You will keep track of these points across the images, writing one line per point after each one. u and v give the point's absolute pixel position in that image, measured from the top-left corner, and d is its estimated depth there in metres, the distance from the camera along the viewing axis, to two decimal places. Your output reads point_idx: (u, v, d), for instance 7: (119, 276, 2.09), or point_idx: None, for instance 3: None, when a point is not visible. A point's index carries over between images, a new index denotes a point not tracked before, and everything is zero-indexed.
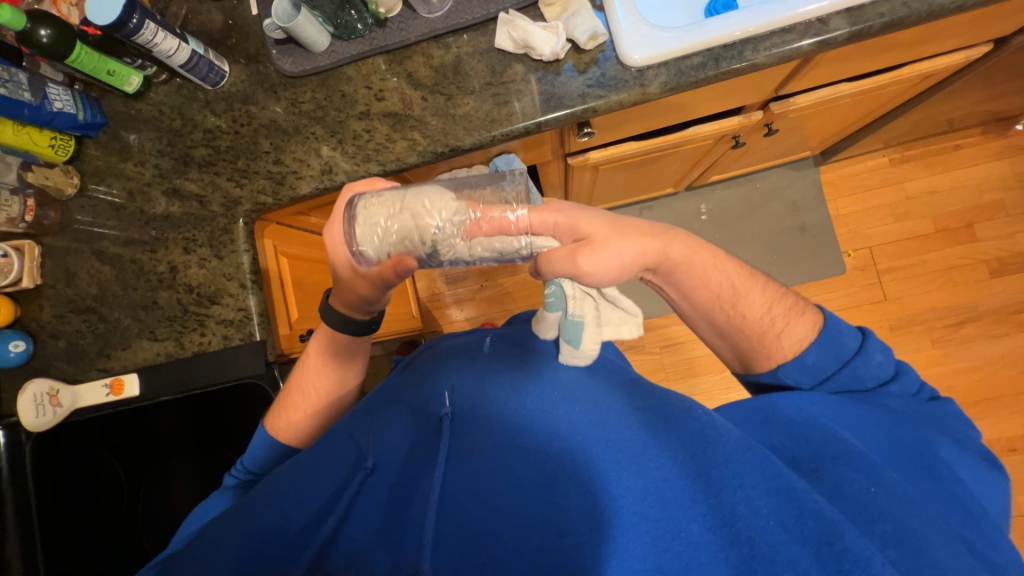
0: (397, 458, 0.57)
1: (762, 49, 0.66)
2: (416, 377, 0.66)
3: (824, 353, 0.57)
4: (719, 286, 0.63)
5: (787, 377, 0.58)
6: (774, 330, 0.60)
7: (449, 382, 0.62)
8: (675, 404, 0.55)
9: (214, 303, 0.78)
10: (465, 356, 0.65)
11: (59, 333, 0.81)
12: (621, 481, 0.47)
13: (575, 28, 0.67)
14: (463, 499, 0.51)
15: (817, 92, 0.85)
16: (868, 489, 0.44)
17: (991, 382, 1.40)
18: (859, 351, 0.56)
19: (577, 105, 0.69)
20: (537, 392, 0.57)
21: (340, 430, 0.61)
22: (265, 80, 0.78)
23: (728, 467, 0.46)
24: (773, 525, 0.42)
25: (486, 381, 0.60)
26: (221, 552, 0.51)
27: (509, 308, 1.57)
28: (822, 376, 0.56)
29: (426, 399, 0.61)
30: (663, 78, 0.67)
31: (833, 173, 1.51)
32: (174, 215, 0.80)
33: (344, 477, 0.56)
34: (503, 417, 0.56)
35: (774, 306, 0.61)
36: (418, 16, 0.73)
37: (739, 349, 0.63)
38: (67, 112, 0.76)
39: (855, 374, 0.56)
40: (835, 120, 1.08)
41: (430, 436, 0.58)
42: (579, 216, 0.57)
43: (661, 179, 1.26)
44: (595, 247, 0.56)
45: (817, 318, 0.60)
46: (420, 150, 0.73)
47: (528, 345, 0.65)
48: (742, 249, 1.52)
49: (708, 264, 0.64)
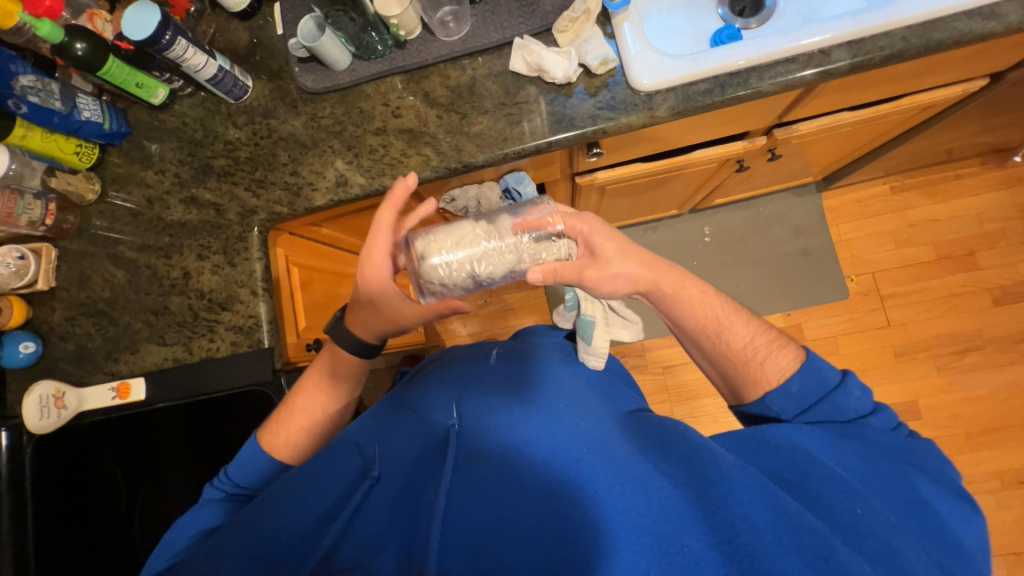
0: (400, 469, 0.56)
1: (767, 78, 0.68)
2: (420, 390, 0.66)
3: (805, 383, 0.58)
4: (708, 309, 0.66)
5: (772, 405, 0.59)
6: (758, 359, 0.61)
7: (456, 394, 0.62)
8: (671, 429, 0.55)
9: (225, 309, 0.79)
10: (469, 372, 0.65)
11: (69, 336, 0.82)
12: (622, 497, 0.48)
13: (587, 54, 0.70)
14: (467, 507, 0.50)
15: (819, 120, 0.88)
16: (855, 512, 0.45)
17: (997, 412, 1.39)
18: (839, 385, 0.57)
19: (587, 126, 0.71)
20: (542, 405, 0.58)
21: (346, 440, 0.61)
22: (286, 95, 0.81)
23: (726, 487, 0.46)
24: (772, 539, 0.43)
25: (494, 393, 0.60)
26: (227, 558, 0.52)
27: (513, 324, 1.58)
28: (805, 405, 0.57)
29: (433, 409, 0.62)
30: (670, 103, 0.70)
31: (834, 200, 1.53)
32: (191, 223, 0.82)
33: (346, 485, 0.56)
34: (510, 428, 0.56)
35: (757, 335, 0.64)
36: (436, 39, 0.76)
37: (727, 376, 0.65)
38: (94, 121, 0.78)
39: (827, 409, 0.56)
40: (836, 148, 1.10)
41: (434, 446, 0.58)
42: (600, 232, 0.65)
43: (665, 201, 1.28)
44: (601, 264, 0.64)
45: (800, 353, 0.61)
46: (434, 165, 0.75)
47: (532, 360, 0.65)
48: (746, 272, 1.53)
49: (696, 293, 0.66)
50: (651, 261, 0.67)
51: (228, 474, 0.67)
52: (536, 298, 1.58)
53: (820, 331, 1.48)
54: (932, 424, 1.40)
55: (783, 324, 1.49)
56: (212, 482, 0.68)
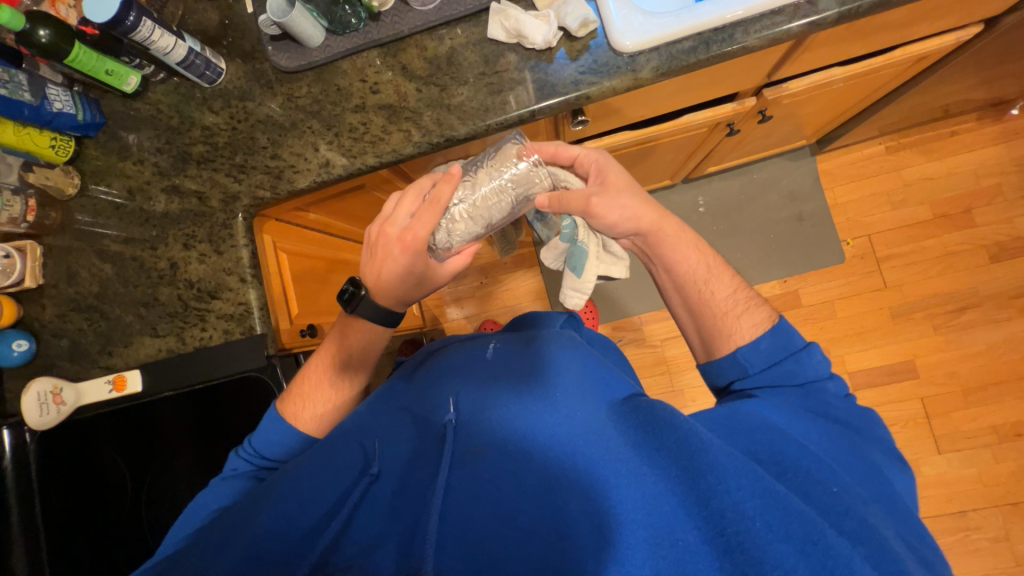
0: (398, 466, 0.56)
1: (752, 32, 0.66)
2: (418, 384, 0.66)
3: (774, 343, 0.58)
4: (699, 262, 0.67)
5: (741, 356, 0.59)
6: (734, 312, 0.63)
7: (453, 390, 0.62)
8: (658, 409, 0.53)
9: (215, 298, 0.79)
10: (466, 364, 0.66)
11: (61, 333, 0.82)
12: (618, 489, 0.47)
13: (566, 16, 0.67)
14: (465, 503, 0.51)
15: (810, 77, 0.85)
16: (831, 489, 0.45)
17: (994, 367, 1.39)
18: (803, 349, 0.58)
19: (570, 92, 0.69)
20: (536, 392, 0.57)
21: (337, 439, 0.61)
22: (261, 76, 0.78)
23: (714, 475, 0.45)
24: (761, 525, 0.42)
25: (488, 390, 0.60)
26: (224, 556, 0.52)
27: (510, 304, 1.58)
28: (771, 362, 0.58)
29: (427, 403, 0.62)
30: (654, 63, 0.68)
31: (830, 162, 1.51)
32: (174, 212, 0.81)
33: (347, 484, 0.56)
34: (506, 420, 0.56)
35: (737, 293, 0.65)
36: (411, 9, 0.73)
37: (699, 326, 0.66)
38: (67, 112, 0.77)
39: (789, 367, 0.57)
40: (828, 107, 1.08)
41: (431, 442, 0.58)
42: (609, 168, 0.69)
43: (657, 171, 1.27)
44: (608, 195, 0.66)
45: (772, 316, 0.62)
46: (416, 141, 0.73)
47: (527, 350, 0.64)
48: (741, 239, 1.53)
49: (691, 240, 0.68)
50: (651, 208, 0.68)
51: (254, 448, 0.69)
52: (531, 276, 1.58)
53: (815, 296, 1.48)
54: (929, 382, 1.41)
55: (779, 290, 1.50)
56: (237, 455, 0.70)
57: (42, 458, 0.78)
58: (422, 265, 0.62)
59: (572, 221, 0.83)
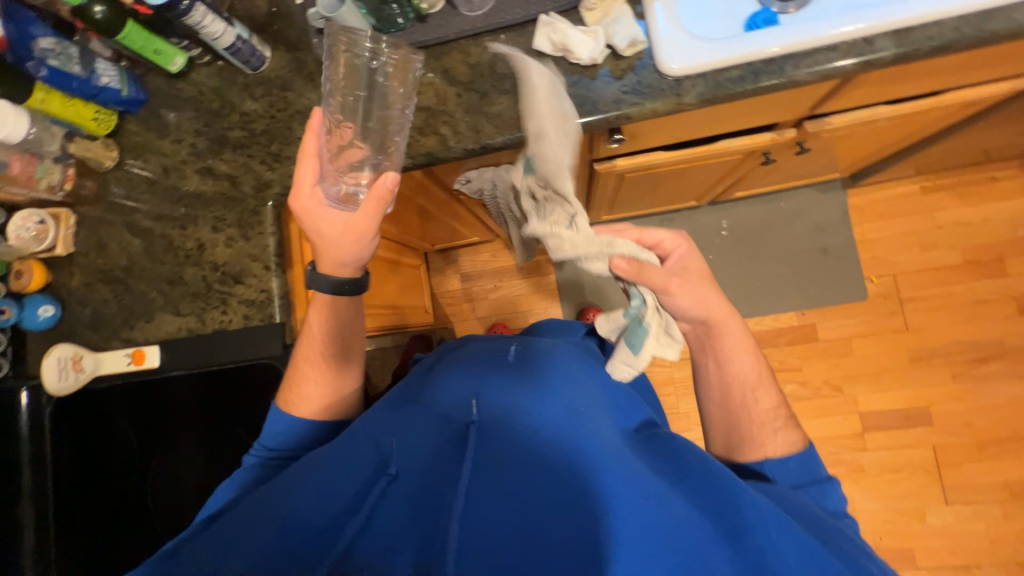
0: (416, 466, 0.56)
1: (803, 66, 0.65)
2: (436, 381, 0.66)
3: (800, 466, 0.65)
4: (751, 373, 0.72)
5: (767, 467, 0.65)
6: (771, 427, 0.68)
7: (474, 391, 0.62)
8: (686, 449, 0.58)
9: (238, 283, 0.80)
10: (487, 366, 0.66)
11: (86, 301, 0.83)
12: (647, 510, 0.49)
13: (614, 35, 0.67)
14: (487, 509, 0.51)
15: (854, 114, 0.84)
16: (863, 561, 0.49)
17: (1013, 423, 1.36)
18: (828, 480, 0.64)
19: (611, 111, 0.68)
20: (565, 408, 0.59)
21: (363, 431, 0.61)
22: (304, 68, 0.79)
23: (751, 515, 0.49)
24: (795, 568, 0.46)
25: (511, 397, 0.60)
26: (249, 543, 0.52)
27: (522, 310, 1.58)
28: (796, 482, 0.64)
29: (448, 401, 0.62)
30: (699, 90, 0.67)
31: (861, 197, 1.48)
32: (206, 193, 0.82)
33: (366, 480, 0.56)
34: (530, 429, 0.56)
35: (778, 411, 0.70)
36: (459, 14, 0.74)
37: (731, 430, 0.71)
38: (112, 87, 0.78)
39: (812, 493, 0.63)
40: (867, 143, 1.06)
41: (451, 441, 0.57)
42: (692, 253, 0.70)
43: (684, 192, 1.25)
44: (683, 283, 0.68)
45: (802, 439, 0.67)
46: (451, 145, 0.73)
47: (551, 364, 0.66)
48: (762, 267, 1.51)
49: (747, 348, 0.73)
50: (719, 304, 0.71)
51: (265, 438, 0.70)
52: (546, 284, 1.57)
53: (833, 331, 1.46)
54: (942, 431, 1.38)
55: (796, 322, 1.47)
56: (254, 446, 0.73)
57: (53, 434, 0.80)
58: (324, 224, 0.63)
59: (641, 292, 0.65)
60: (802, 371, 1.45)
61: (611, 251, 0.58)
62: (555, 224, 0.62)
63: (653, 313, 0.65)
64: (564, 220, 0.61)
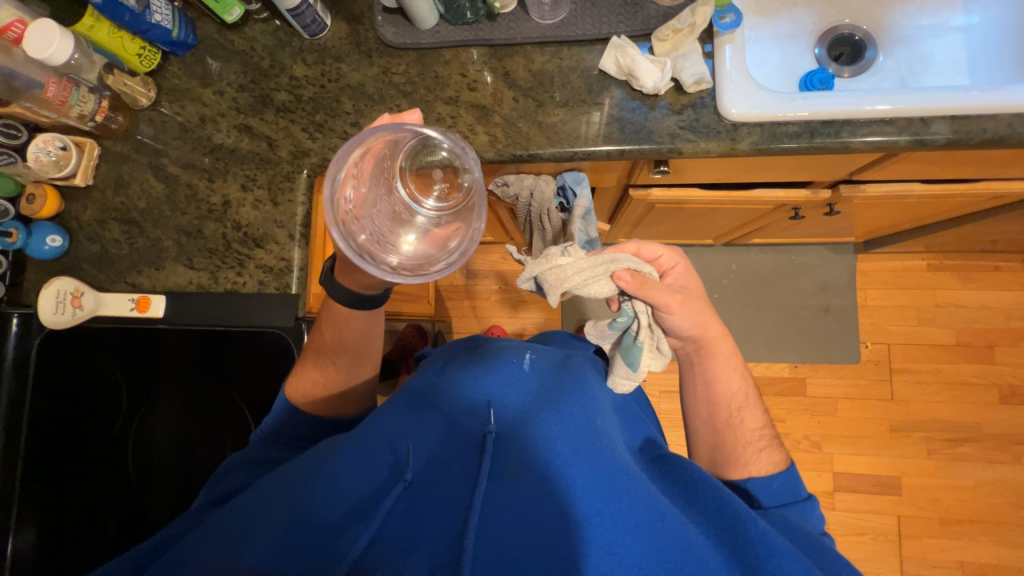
0: (433, 472, 0.57)
1: (859, 134, 0.66)
2: (453, 381, 0.67)
3: (785, 485, 0.66)
4: (736, 393, 0.75)
5: (752, 486, 0.66)
6: (755, 446, 0.71)
7: (491, 399, 0.64)
8: (693, 470, 0.59)
9: (259, 247, 0.78)
10: (506, 376, 0.67)
11: (96, 238, 0.81)
12: (660, 532, 0.50)
13: (682, 69, 0.68)
14: (502, 521, 0.52)
15: (890, 186, 0.86)
16: None
17: (978, 505, 1.39)
18: (808, 498, 0.66)
19: (664, 143, 0.69)
20: (580, 422, 0.60)
21: (376, 427, 0.61)
22: (362, 42, 0.78)
23: (763, 547, 0.50)
24: None
25: (529, 411, 0.62)
26: (251, 536, 0.50)
27: (523, 316, 1.57)
28: (780, 501, 0.65)
29: (465, 408, 0.63)
30: (754, 138, 0.68)
31: (870, 263, 1.51)
32: (241, 151, 0.80)
33: (379, 483, 0.56)
34: (547, 442, 0.58)
35: (761, 431, 0.72)
36: (529, 20, 0.73)
37: (718, 447, 0.73)
38: (162, 26, 0.76)
39: (795, 512, 0.65)
40: (892, 215, 1.08)
41: (467, 450, 0.59)
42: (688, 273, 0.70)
43: (704, 230, 1.27)
44: (683, 303, 0.67)
45: (785, 459, 0.69)
46: (499, 148, 0.72)
47: (568, 378, 0.67)
48: (763, 315, 1.53)
49: (734, 368, 0.75)
50: (713, 324, 0.72)
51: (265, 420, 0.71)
52: None
53: (821, 389, 1.49)
54: (909, 502, 1.41)
55: (787, 374, 1.50)
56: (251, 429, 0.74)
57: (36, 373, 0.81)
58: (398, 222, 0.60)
59: (633, 309, 0.67)
60: (785, 423, 1.47)
61: (612, 266, 0.62)
62: (549, 257, 0.64)
63: (643, 327, 0.68)
64: (556, 252, 0.65)
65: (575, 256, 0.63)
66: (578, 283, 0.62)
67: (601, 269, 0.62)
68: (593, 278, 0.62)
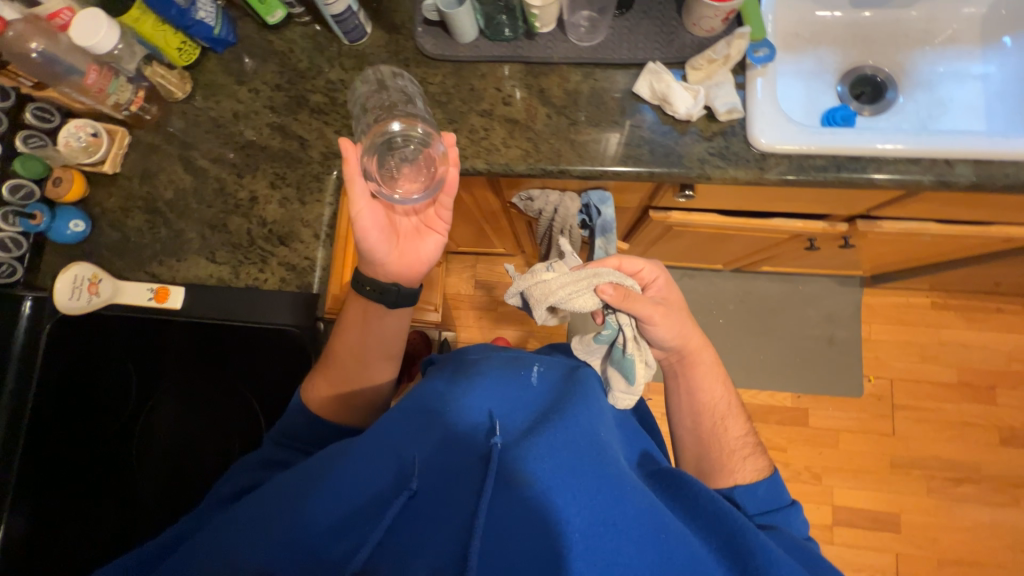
0: (435, 482, 0.56)
1: (885, 171, 0.68)
2: (456, 390, 0.65)
3: (770, 493, 0.67)
4: (717, 401, 0.77)
5: (739, 496, 0.67)
6: (737, 454, 0.72)
7: (495, 408, 0.63)
8: (694, 485, 0.59)
9: (283, 244, 0.78)
10: (510, 387, 0.66)
11: (118, 226, 0.81)
12: (665, 545, 0.50)
13: (716, 98, 0.69)
14: (506, 532, 0.51)
15: (906, 224, 0.87)
16: None
17: (976, 548, 1.39)
18: (793, 505, 0.67)
19: (693, 168, 0.70)
20: (583, 433, 0.59)
21: (376, 432, 0.60)
22: (400, 52, 0.79)
23: (763, 559, 0.51)
24: None
25: (534, 423, 0.61)
26: (255, 544, 0.50)
27: (529, 330, 1.57)
28: (767, 509, 0.66)
29: (466, 417, 0.62)
30: (782, 169, 0.69)
31: (875, 298, 1.53)
32: (272, 148, 0.81)
33: (381, 492, 0.55)
34: (552, 453, 0.56)
35: (744, 440, 0.74)
36: (567, 41, 0.75)
37: (702, 456, 0.74)
38: (206, 23, 0.78)
39: (782, 520, 0.65)
40: (903, 252, 1.10)
41: (471, 459, 0.58)
42: (670, 287, 0.74)
43: (716, 254, 1.28)
44: (666, 313, 0.70)
45: (768, 466, 0.70)
46: (530, 162, 0.73)
47: (571, 391, 0.66)
48: (768, 343, 1.54)
49: (715, 378, 0.77)
50: (695, 335, 0.75)
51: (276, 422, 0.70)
52: None
53: (823, 420, 1.49)
54: (908, 540, 1.40)
55: (789, 403, 1.50)
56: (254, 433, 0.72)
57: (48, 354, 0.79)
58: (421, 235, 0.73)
59: (617, 322, 0.69)
60: (786, 452, 1.47)
61: (595, 281, 0.66)
62: (534, 273, 0.68)
63: (630, 338, 0.70)
64: (541, 267, 0.68)
65: (557, 272, 0.67)
66: (559, 296, 0.65)
67: (580, 284, 0.65)
68: (574, 292, 0.65)
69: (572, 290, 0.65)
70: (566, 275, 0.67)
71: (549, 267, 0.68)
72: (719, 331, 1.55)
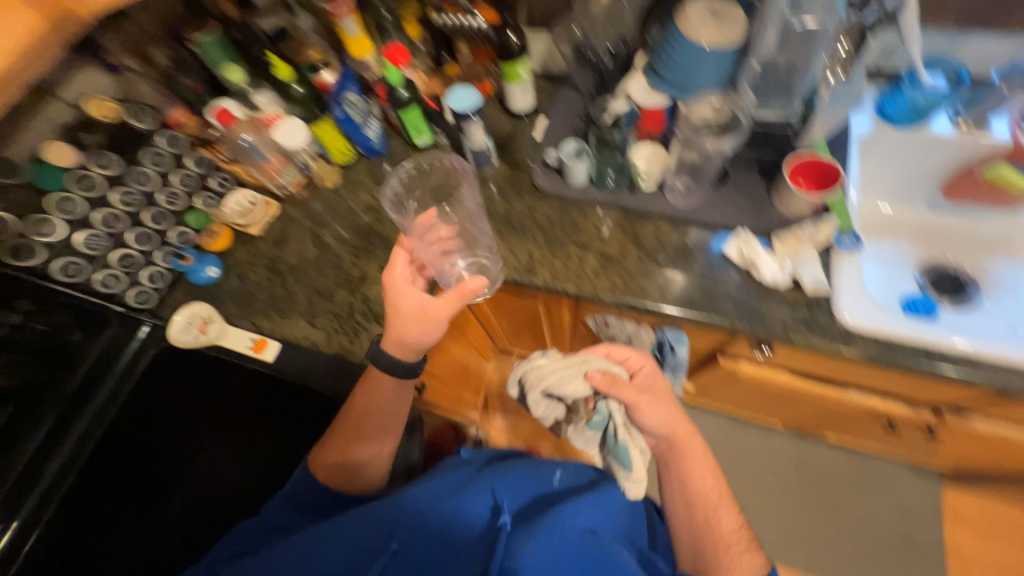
0: (425, 549, 0.63)
1: (976, 371, 0.69)
2: (473, 481, 0.71)
3: None
4: (707, 491, 0.73)
5: None
6: (735, 550, 0.70)
7: (501, 496, 0.68)
8: None
9: (378, 322, 0.85)
10: (517, 479, 0.72)
11: (242, 277, 0.92)
12: None
13: (803, 271, 0.74)
14: None
15: (998, 426, 0.83)
16: None
17: None
18: None
19: (776, 331, 0.73)
20: (576, 534, 0.63)
21: (387, 500, 0.67)
22: (516, 183, 0.93)
23: None
24: None
25: (537, 520, 0.64)
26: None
27: (566, 449, 1.50)
28: None
29: (472, 496, 0.68)
30: (868, 349, 0.71)
31: (958, 498, 1.36)
32: (390, 239, 0.93)
33: (376, 553, 0.62)
34: (538, 551, 0.60)
35: (739, 533, 0.71)
36: (664, 199, 0.85)
37: (699, 553, 0.72)
38: (370, 137, 0.96)
39: None
40: (994, 455, 1.01)
41: (473, 536, 0.64)
42: (657, 373, 0.74)
43: (778, 412, 1.23)
44: (653, 400, 0.72)
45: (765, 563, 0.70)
46: (617, 295, 0.80)
47: (580, 493, 0.70)
48: (829, 524, 1.37)
49: (708, 468, 0.74)
50: (684, 421, 0.74)
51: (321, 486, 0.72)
52: None
53: None
54: None
55: None
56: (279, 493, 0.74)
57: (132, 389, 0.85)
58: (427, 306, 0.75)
59: (607, 408, 0.71)
60: None
61: (584, 367, 0.70)
62: (531, 359, 0.74)
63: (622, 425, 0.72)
64: (537, 354, 0.75)
65: (549, 359, 0.73)
66: (553, 383, 0.71)
67: (570, 371, 0.71)
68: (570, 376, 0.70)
69: (564, 378, 0.70)
70: (555, 364, 0.72)
71: (539, 355, 0.74)
72: (773, 497, 1.41)
